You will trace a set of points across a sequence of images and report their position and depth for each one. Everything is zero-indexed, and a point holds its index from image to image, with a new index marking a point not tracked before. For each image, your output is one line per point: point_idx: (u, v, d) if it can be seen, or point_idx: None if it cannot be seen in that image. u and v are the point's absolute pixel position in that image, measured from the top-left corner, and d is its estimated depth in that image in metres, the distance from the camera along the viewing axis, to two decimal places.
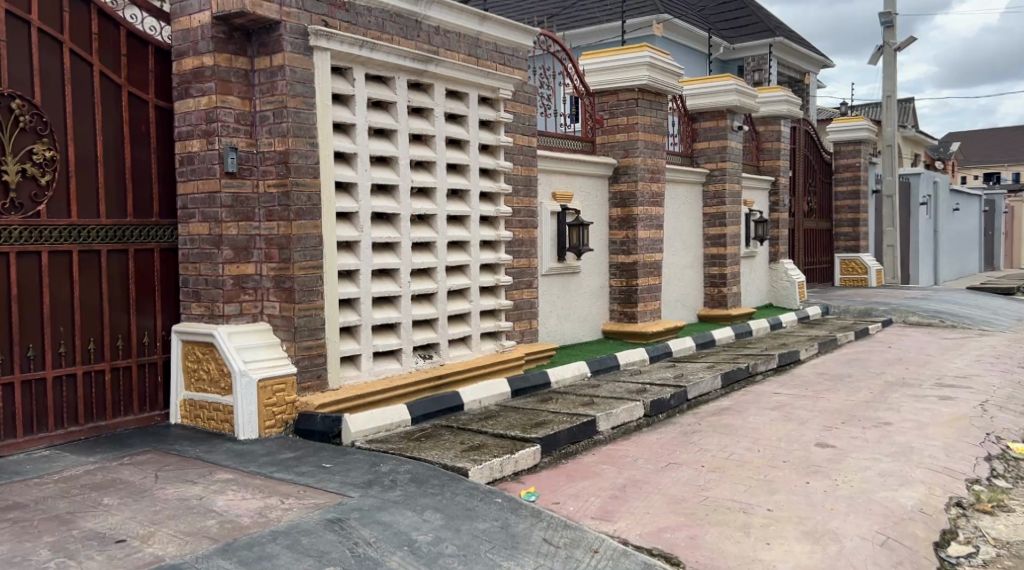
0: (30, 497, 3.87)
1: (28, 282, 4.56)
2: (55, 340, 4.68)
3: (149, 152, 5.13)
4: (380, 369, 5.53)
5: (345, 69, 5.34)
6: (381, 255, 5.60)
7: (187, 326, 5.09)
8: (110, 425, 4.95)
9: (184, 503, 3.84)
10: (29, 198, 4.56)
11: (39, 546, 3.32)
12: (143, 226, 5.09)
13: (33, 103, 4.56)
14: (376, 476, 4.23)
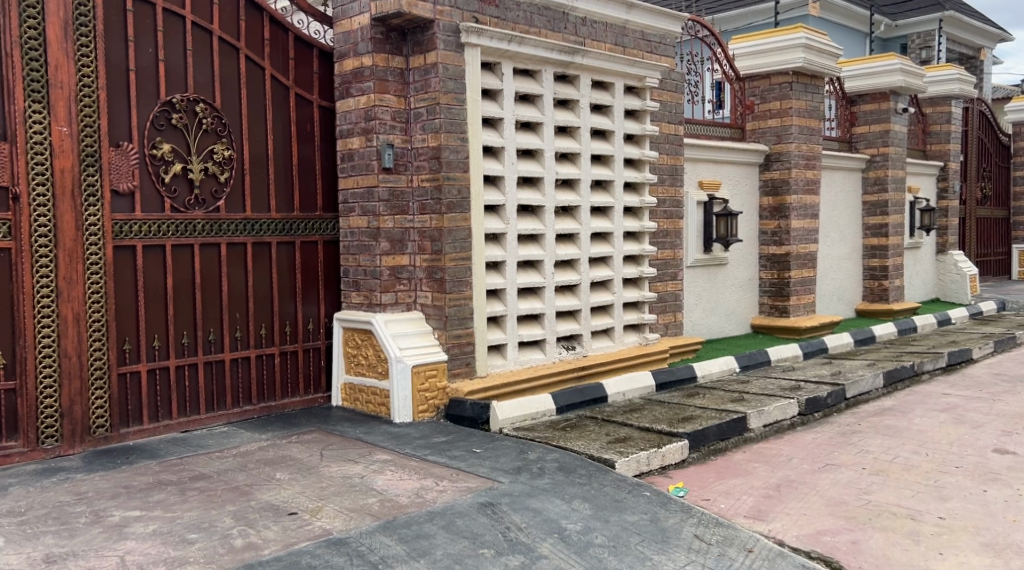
0: (214, 469, 4.23)
1: (209, 272, 4.95)
2: (232, 326, 5.07)
3: (314, 150, 5.45)
4: (524, 358, 5.63)
5: (493, 65, 5.45)
6: (526, 246, 5.69)
7: (348, 314, 5.38)
8: (280, 405, 5.32)
9: (347, 481, 4.08)
10: (211, 194, 4.95)
11: (224, 514, 3.62)
12: (309, 219, 5.41)
13: (214, 107, 4.94)
14: (525, 464, 4.32)
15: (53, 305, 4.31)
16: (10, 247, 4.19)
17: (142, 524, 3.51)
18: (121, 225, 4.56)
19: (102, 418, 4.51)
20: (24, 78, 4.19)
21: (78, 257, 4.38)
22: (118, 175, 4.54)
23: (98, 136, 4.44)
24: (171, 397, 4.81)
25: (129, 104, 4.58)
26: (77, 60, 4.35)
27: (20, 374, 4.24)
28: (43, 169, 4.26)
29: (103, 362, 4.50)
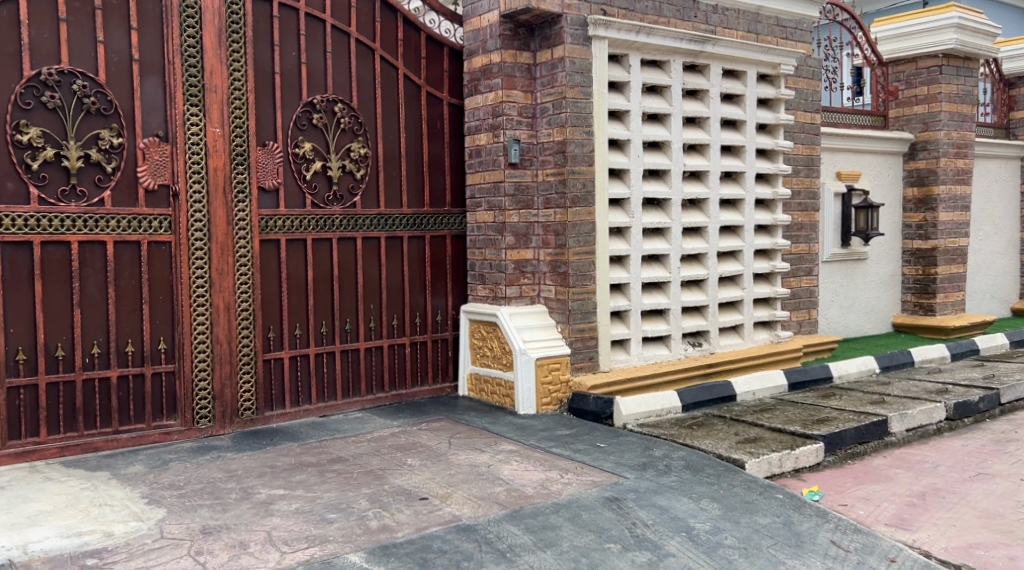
0: (349, 452, 4.42)
1: (346, 264, 5.17)
2: (366, 317, 5.27)
3: (443, 147, 5.58)
4: (649, 354, 5.58)
5: (621, 56, 5.41)
6: (651, 240, 5.62)
7: (474, 306, 5.49)
8: (409, 393, 5.49)
9: (475, 469, 4.17)
10: (348, 191, 5.16)
11: (360, 496, 3.79)
12: (438, 214, 5.56)
13: (351, 106, 5.14)
14: (651, 460, 4.29)
15: (207, 295, 4.61)
16: (170, 241, 4.51)
17: (286, 502, 3.71)
18: (267, 220, 4.83)
19: (250, 401, 4.80)
20: (183, 83, 4.49)
21: (229, 250, 4.67)
22: (265, 173, 4.80)
23: (246, 137, 4.71)
24: (310, 383, 5.06)
25: (274, 106, 4.84)
26: (229, 65, 4.63)
27: (177, 358, 4.55)
28: (198, 168, 4.55)
29: (250, 349, 4.78)
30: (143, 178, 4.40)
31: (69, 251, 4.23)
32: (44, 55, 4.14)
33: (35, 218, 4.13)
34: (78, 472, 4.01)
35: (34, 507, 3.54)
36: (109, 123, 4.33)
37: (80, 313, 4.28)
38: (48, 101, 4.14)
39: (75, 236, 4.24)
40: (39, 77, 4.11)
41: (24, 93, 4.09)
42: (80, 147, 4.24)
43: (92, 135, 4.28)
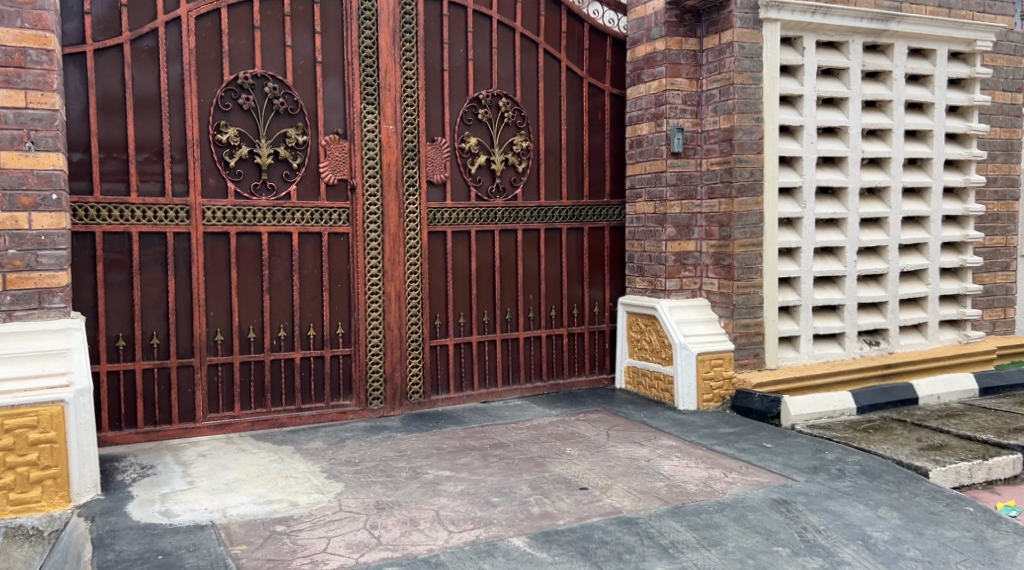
0: (510, 439, 4.51)
1: (508, 255, 5.27)
2: (526, 307, 5.35)
3: (604, 138, 5.56)
4: (820, 352, 5.32)
5: (795, 39, 5.17)
6: (824, 231, 5.34)
7: (633, 298, 5.43)
8: (567, 383, 5.52)
9: (634, 462, 4.14)
10: (511, 184, 5.25)
11: (522, 482, 3.86)
12: (597, 205, 5.54)
13: (515, 100, 5.21)
14: (822, 463, 4.09)
15: (380, 284, 4.84)
16: (347, 232, 4.76)
17: (452, 483, 3.84)
18: (435, 213, 5.00)
19: (418, 385, 5.00)
20: (361, 83, 4.72)
21: (400, 241, 4.87)
22: (433, 167, 4.97)
23: (418, 132, 4.89)
24: (473, 370, 5.20)
25: (443, 102, 5.00)
26: (402, 64, 4.82)
27: (353, 342, 4.81)
28: (374, 163, 4.78)
29: (419, 335, 4.97)
30: (324, 173, 4.68)
31: (260, 242, 4.56)
32: (241, 61, 4.47)
33: (232, 211, 4.47)
34: (266, 445, 4.32)
35: (230, 475, 3.85)
36: (295, 122, 4.61)
37: (269, 298, 4.60)
38: (244, 103, 4.46)
39: (266, 227, 4.56)
40: (237, 81, 4.44)
41: (223, 97, 4.43)
42: (270, 145, 4.55)
43: (280, 133, 4.57)
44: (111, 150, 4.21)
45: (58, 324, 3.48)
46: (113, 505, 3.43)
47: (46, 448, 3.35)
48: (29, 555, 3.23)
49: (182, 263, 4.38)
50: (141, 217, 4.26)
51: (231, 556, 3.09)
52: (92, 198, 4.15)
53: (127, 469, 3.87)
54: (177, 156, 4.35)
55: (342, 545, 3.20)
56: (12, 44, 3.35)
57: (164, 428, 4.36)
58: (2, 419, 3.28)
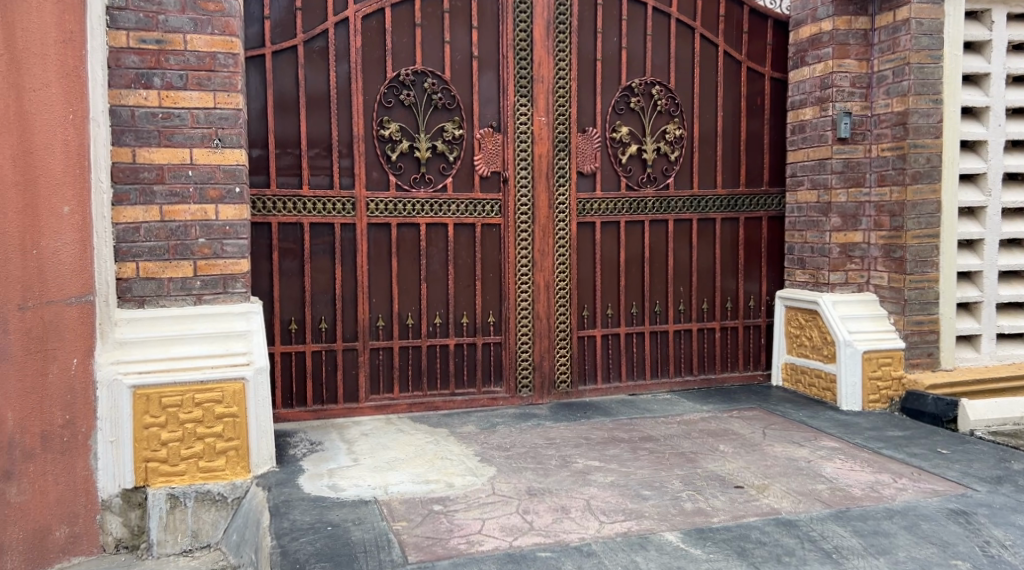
0: (661, 433, 4.45)
1: (658, 247, 5.20)
2: (676, 299, 5.26)
3: (763, 124, 5.36)
4: (1003, 354, 4.90)
5: (981, 13, 4.78)
6: (1013, 222, 4.90)
7: (792, 292, 5.22)
8: (719, 378, 5.39)
9: (793, 463, 3.98)
10: (662, 173, 5.17)
11: (673, 476, 3.81)
12: (755, 195, 5.35)
13: (669, 88, 5.12)
14: (1007, 474, 3.79)
15: (530, 274, 4.90)
16: (499, 223, 4.85)
17: (602, 474, 3.85)
18: (585, 204, 5.00)
19: (565, 375, 5.03)
20: (515, 76, 4.78)
21: (550, 232, 4.91)
22: (584, 158, 4.97)
23: (569, 124, 4.91)
24: (621, 362, 5.17)
25: (595, 92, 4.99)
26: (556, 55, 4.84)
27: (503, 331, 4.90)
28: (526, 155, 4.84)
29: (567, 325, 5.00)
30: (478, 166, 4.79)
31: (418, 232, 4.73)
32: (403, 58, 4.64)
33: (393, 203, 4.66)
34: (423, 427, 4.49)
35: (390, 454, 4.04)
36: (452, 116, 4.74)
37: (426, 287, 4.76)
38: (405, 99, 4.63)
39: (424, 219, 4.72)
40: (399, 78, 4.62)
41: (386, 93, 4.62)
42: (429, 139, 4.70)
43: (438, 128, 4.72)
44: (286, 146, 4.48)
45: (240, 307, 3.76)
46: (287, 476, 3.69)
47: (229, 422, 3.62)
48: (215, 519, 3.61)
49: (347, 253, 4.61)
50: (312, 209, 4.52)
51: (393, 531, 3.24)
52: (269, 190, 4.43)
53: (298, 445, 4.14)
54: (344, 151, 4.58)
55: (496, 528, 3.29)
56: (204, 49, 3.64)
57: (330, 407, 4.61)
58: (192, 394, 3.57)
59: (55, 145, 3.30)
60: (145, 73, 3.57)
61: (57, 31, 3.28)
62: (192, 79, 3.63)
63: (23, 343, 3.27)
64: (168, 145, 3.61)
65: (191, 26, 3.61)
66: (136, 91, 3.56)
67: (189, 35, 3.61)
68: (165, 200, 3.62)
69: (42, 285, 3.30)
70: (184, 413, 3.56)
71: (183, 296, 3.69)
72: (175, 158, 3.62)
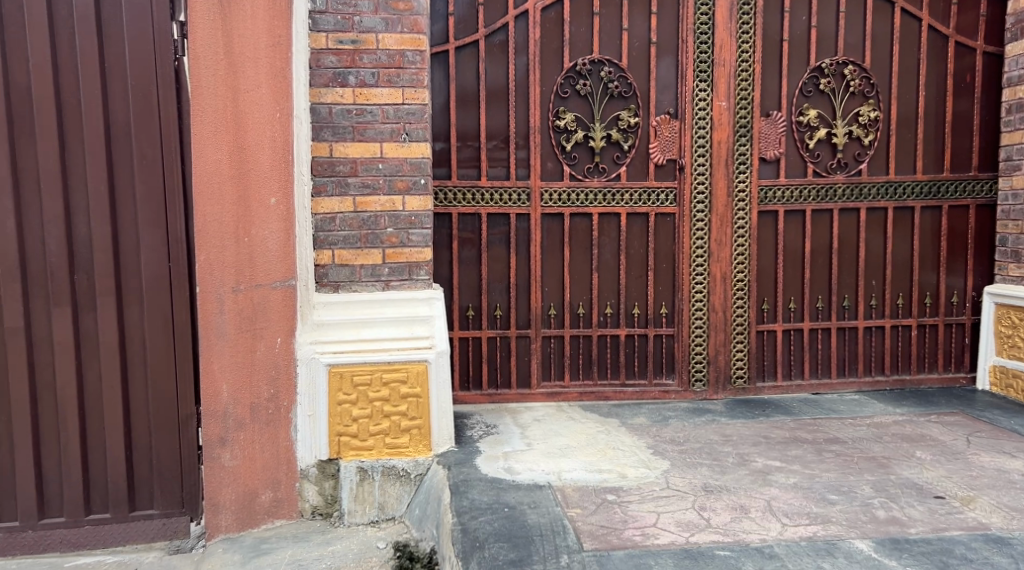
0: (849, 435, 4.21)
1: (847, 237, 4.91)
2: (867, 293, 4.95)
3: (973, 103, 4.91)
4: None
5: None
6: None
7: (1004, 288, 4.78)
8: (915, 379, 5.01)
9: (1003, 475, 3.65)
10: (854, 157, 4.87)
11: (863, 482, 3.59)
12: (961, 180, 4.92)
13: (863, 67, 4.81)
14: None
15: (706, 265, 4.77)
16: (675, 213, 4.76)
17: (784, 475, 3.69)
18: (767, 191, 4.81)
19: (742, 370, 4.86)
20: (695, 60, 4.67)
21: (728, 221, 4.76)
22: (767, 144, 4.78)
23: (751, 108, 4.73)
24: (803, 358, 4.94)
25: (780, 74, 4.77)
26: (738, 38, 4.68)
27: (677, 322, 4.80)
28: (704, 141, 4.71)
29: (745, 318, 4.83)
30: (653, 154, 4.72)
31: (591, 222, 4.73)
32: (580, 48, 4.65)
33: (567, 192, 4.68)
34: (594, 416, 4.50)
35: (563, 442, 4.07)
36: (629, 104, 4.70)
37: (598, 277, 4.76)
38: (581, 89, 4.63)
39: (597, 208, 4.71)
40: (576, 68, 4.63)
41: (563, 84, 4.64)
42: (604, 128, 4.68)
43: (614, 116, 4.69)
44: (466, 139, 4.61)
45: (423, 293, 3.89)
46: (465, 457, 3.82)
47: (413, 402, 3.81)
48: (400, 492, 3.80)
49: (522, 243, 4.69)
50: (489, 200, 4.63)
51: (568, 518, 3.29)
52: (450, 182, 4.58)
53: (475, 427, 4.26)
54: (521, 142, 4.65)
55: (672, 522, 3.26)
56: (394, 47, 3.81)
57: (504, 392, 4.72)
58: (381, 373, 3.78)
59: (264, 142, 3.60)
60: (342, 72, 3.79)
61: (267, 37, 3.57)
62: (383, 77, 3.82)
63: (236, 322, 3.60)
64: (361, 140, 3.82)
65: (382, 26, 3.80)
66: (334, 89, 3.79)
67: (381, 34, 3.80)
68: (357, 191, 3.83)
69: (252, 270, 3.61)
70: (372, 391, 3.77)
71: (372, 282, 3.88)
72: (367, 152, 3.82)
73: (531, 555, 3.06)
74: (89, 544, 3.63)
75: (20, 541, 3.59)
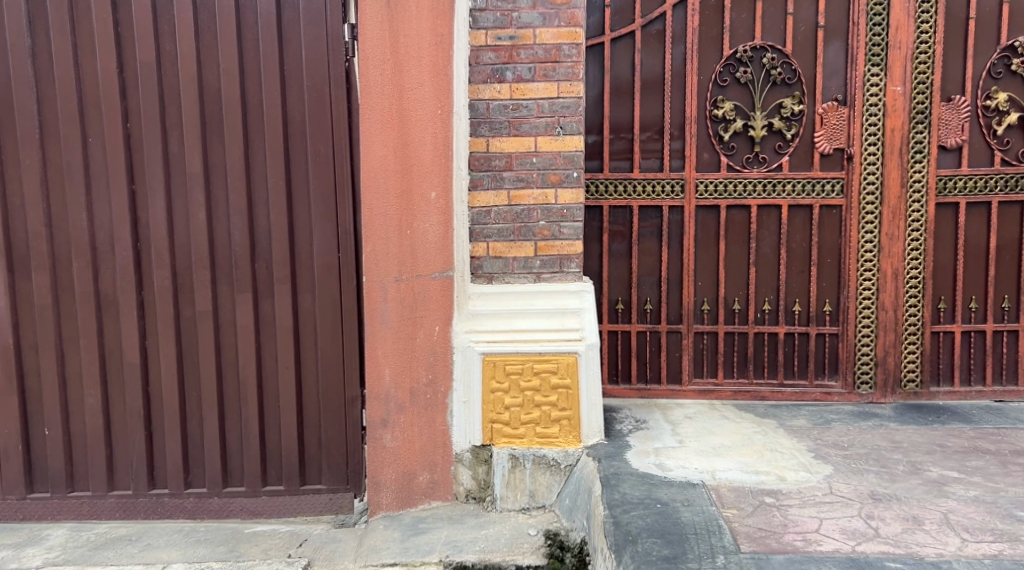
0: None
1: None
2: None
3: None
4: None
5: None
6: None
7: None
8: None
9: None
10: None
11: None
12: None
13: None
14: None
15: (876, 260, 4.51)
16: (842, 205, 4.52)
17: (962, 486, 3.44)
18: (946, 181, 4.48)
19: (914, 373, 4.56)
20: (867, 44, 4.42)
21: (902, 213, 4.48)
22: (948, 130, 4.45)
23: (930, 92, 4.42)
24: (985, 363, 4.56)
25: (965, 55, 4.42)
26: (917, 18, 4.39)
27: (842, 321, 4.56)
28: (876, 129, 4.46)
29: (919, 318, 4.53)
30: (819, 143, 4.50)
31: (749, 215, 4.57)
32: (742, 34, 4.50)
33: (724, 183, 4.55)
34: (750, 416, 4.36)
35: (717, 440, 3.97)
36: (793, 91, 4.50)
37: (755, 271, 4.60)
38: (742, 77, 4.49)
39: (756, 200, 4.55)
40: (736, 55, 4.48)
41: (722, 72, 4.51)
42: (765, 116, 4.51)
43: (776, 104, 4.51)
44: (620, 131, 4.59)
45: (575, 286, 3.92)
46: (615, 450, 3.82)
47: (563, 393, 3.85)
48: (550, 482, 3.85)
49: (674, 236, 4.61)
50: (641, 192, 4.58)
51: (724, 518, 3.22)
52: (602, 174, 4.57)
53: (624, 421, 4.24)
54: (676, 133, 4.57)
55: (836, 529, 3.14)
56: (551, 41, 3.86)
57: (654, 387, 4.65)
58: (532, 363, 3.84)
59: (426, 139, 3.74)
60: (499, 68, 3.88)
61: (431, 35, 3.70)
62: (539, 71, 3.87)
63: (398, 310, 3.77)
64: (517, 134, 3.89)
65: (540, 21, 3.85)
66: (492, 85, 3.88)
67: (539, 29, 3.86)
68: (512, 185, 3.90)
69: (413, 261, 3.77)
70: (524, 380, 3.84)
71: (525, 274, 3.94)
72: (522, 146, 3.89)
73: (686, 552, 3.04)
74: (266, 513, 3.93)
75: (207, 506, 3.92)
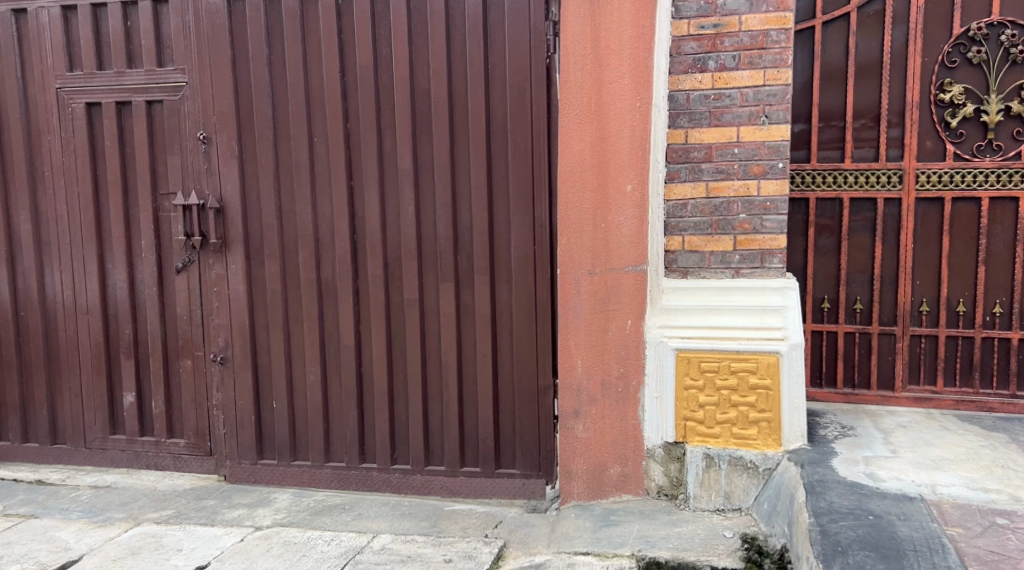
0: None
1: None
2: None
3: None
4: None
5: None
6: None
7: None
8: None
9: None
10: None
11: None
12: None
13: None
14: None
15: None
16: None
17: None
18: None
19: None
20: None
21: None
22: None
23: None
24: None
25: None
26: None
27: None
28: None
29: None
30: None
31: (979, 208, 4.17)
32: (976, 10, 4.11)
33: (949, 174, 4.19)
34: (975, 429, 3.97)
35: (935, 452, 3.66)
36: None
37: (985, 270, 4.19)
38: (974, 56, 4.11)
39: (988, 192, 4.14)
40: (969, 33, 4.11)
41: (951, 52, 4.15)
42: (1002, 99, 4.11)
43: (1016, 85, 4.10)
44: (830, 119, 4.32)
45: (777, 282, 3.77)
46: (820, 457, 3.62)
47: (762, 393, 3.72)
48: (747, 484, 3.74)
49: (890, 230, 4.29)
50: (853, 183, 4.30)
51: (948, 536, 2.99)
52: (809, 165, 4.33)
53: (828, 426, 4.01)
54: (895, 120, 4.24)
55: None
56: (758, 27, 3.72)
57: (862, 393, 4.36)
58: (729, 361, 3.73)
59: (623, 131, 3.74)
60: (702, 57, 3.78)
61: (633, 28, 3.69)
62: (744, 59, 3.74)
63: (591, 303, 3.80)
64: (718, 124, 3.78)
65: (747, 7, 3.73)
66: (693, 75, 3.80)
67: (745, 16, 3.73)
68: (712, 177, 3.80)
69: (607, 254, 3.79)
70: (720, 378, 3.75)
71: (722, 269, 3.83)
72: (723, 137, 3.78)
73: None
74: (463, 492, 4.11)
75: (411, 482, 4.17)
